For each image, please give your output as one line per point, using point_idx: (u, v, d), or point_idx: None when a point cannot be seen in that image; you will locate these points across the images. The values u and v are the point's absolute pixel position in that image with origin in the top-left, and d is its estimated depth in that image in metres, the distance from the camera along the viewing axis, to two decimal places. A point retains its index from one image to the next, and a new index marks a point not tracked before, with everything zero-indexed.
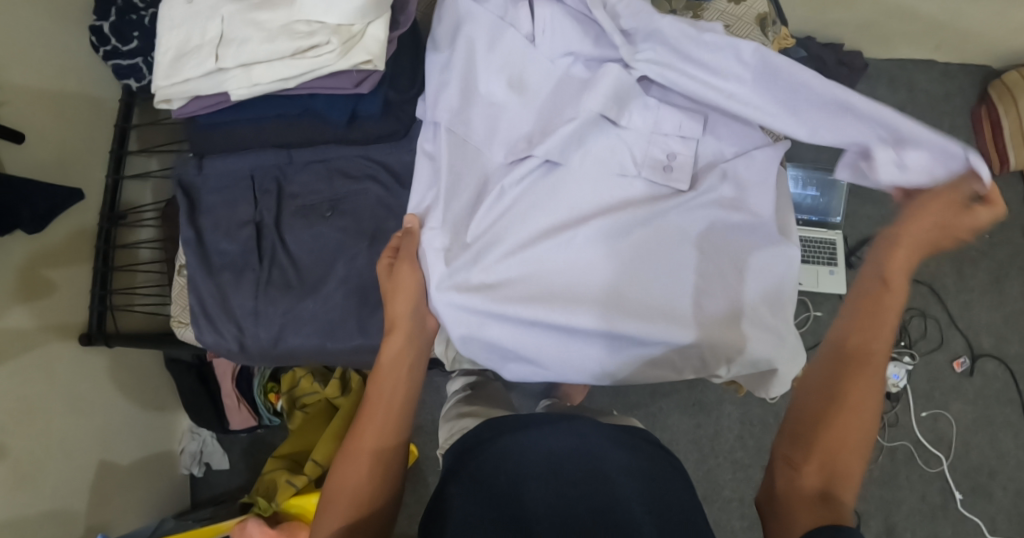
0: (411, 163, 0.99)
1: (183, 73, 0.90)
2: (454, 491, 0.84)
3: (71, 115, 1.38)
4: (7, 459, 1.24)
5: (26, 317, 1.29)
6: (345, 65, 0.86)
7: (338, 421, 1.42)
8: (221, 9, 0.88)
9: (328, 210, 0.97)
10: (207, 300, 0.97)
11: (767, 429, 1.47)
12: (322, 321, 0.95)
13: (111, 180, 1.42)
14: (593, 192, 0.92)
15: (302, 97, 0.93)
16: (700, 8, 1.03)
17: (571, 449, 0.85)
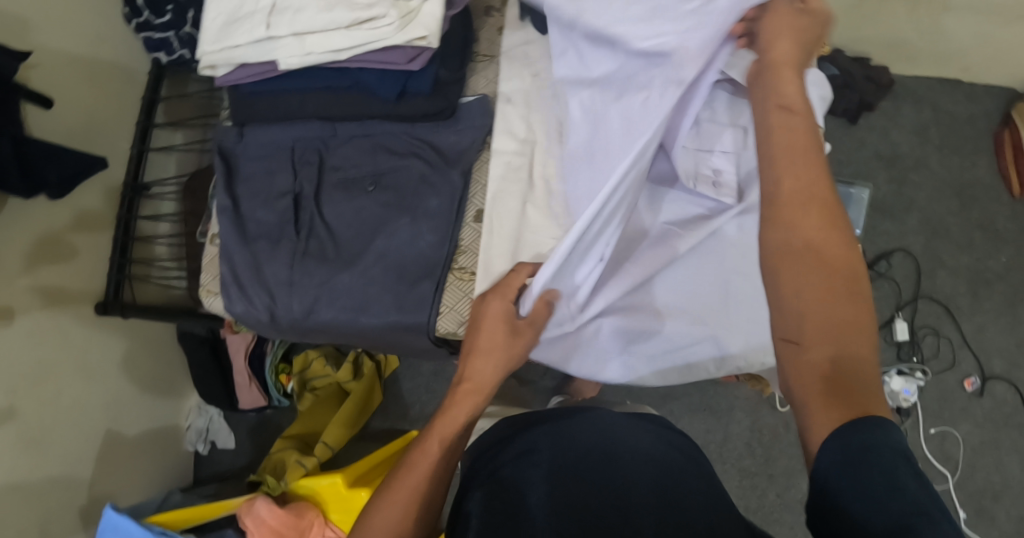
0: (455, 143, 0.98)
1: (233, 39, 0.92)
2: (474, 489, 0.83)
3: (102, 82, 1.37)
4: (16, 421, 1.23)
5: (44, 280, 1.28)
6: (401, 39, 0.88)
7: (351, 403, 1.42)
8: None
9: (370, 185, 0.97)
10: (240, 268, 0.97)
11: (776, 437, 1.47)
12: (356, 296, 0.94)
13: (136, 150, 1.44)
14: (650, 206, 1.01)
15: (352, 70, 0.94)
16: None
17: (590, 445, 0.83)
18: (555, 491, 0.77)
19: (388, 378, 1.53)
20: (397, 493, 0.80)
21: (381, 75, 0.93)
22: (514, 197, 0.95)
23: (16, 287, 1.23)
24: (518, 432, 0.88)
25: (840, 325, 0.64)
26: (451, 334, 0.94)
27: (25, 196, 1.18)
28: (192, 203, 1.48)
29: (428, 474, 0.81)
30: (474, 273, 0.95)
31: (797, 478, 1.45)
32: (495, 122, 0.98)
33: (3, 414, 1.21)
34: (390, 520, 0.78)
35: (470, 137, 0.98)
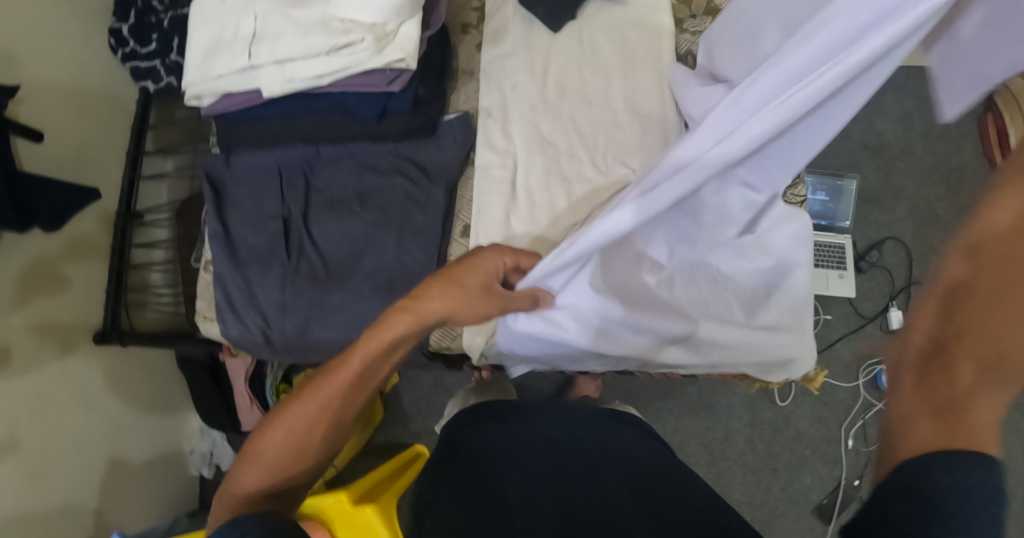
0: (439, 159, 0.99)
1: (216, 69, 0.94)
2: (447, 474, 0.86)
3: (89, 115, 1.39)
4: (19, 454, 1.24)
5: (44, 311, 1.30)
6: (379, 63, 0.89)
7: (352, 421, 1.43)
8: (255, 6, 0.92)
9: (356, 205, 0.98)
10: (233, 292, 0.98)
11: (776, 432, 1.48)
12: (349, 315, 0.95)
13: (127, 178, 1.44)
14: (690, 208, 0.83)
15: (332, 94, 0.96)
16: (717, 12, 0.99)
17: (563, 436, 0.87)
18: (535, 481, 0.81)
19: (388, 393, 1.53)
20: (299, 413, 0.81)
21: (361, 96, 0.95)
22: (496, 209, 0.96)
23: (13, 320, 1.24)
24: (493, 418, 0.92)
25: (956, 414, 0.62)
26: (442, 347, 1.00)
27: (20, 230, 1.20)
28: (185, 228, 1.49)
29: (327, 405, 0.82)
30: None
31: (800, 471, 1.46)
32: (477, 138, 1.00)
33: (7, 446, 1.22)
34: (291, 431, 0.81)
35: (452, 152, 0.99)
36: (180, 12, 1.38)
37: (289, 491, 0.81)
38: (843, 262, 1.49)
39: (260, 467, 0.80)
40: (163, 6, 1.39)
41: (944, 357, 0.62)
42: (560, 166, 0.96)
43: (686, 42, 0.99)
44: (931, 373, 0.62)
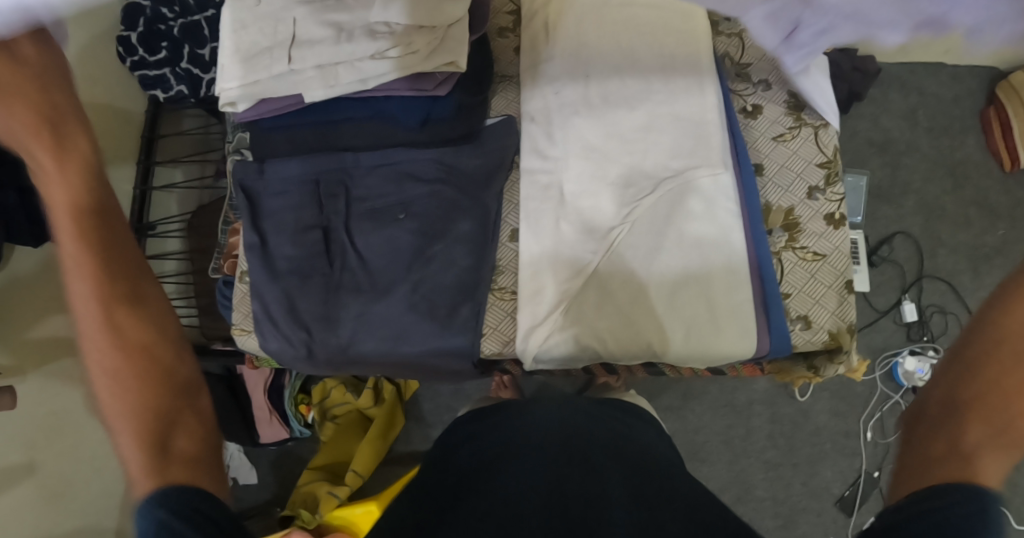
0: (481, 165, 0.98)
1: (253, 75, 0.93)
2: (442, 478, 0.90)
3: (101, 128, 1.37)
4: (37, 475, 1.24)
5: (61, 326, 1.31)
6: (429, 66, 0.92)
7: (374, 429, 1.42)
8: (292, 10, 0.91)
9: (400, 213, 0.97)
10: (272, 306, 0.97)
11: (796, 427, 1.49)
12: (394, 326, 0.95)
13: (140, 190, 1.41)
14: None
15: (376, 100, 0.98)
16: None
17: (561, 432, 0.93)
18: (531, 482, 0.84)
19: (408, 401, 1.52)
20: (104, 362, 0.69)
21: (404, 103, 0.98)
22: (546, 214, 0.96)
23: (29, 340, 1.24)
24: (497, 413, 1.00)
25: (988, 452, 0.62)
26: (496, 354, 0.96)
27: (36, 244, 1.21)
28: (196, 241, 1.47)
29: (111, 333, 0.69)
30: (515, 292, 0.96)
31: (821, 465, 1.47)
32: (521, 143, 1.00)
33: (24, 469, 1.22)
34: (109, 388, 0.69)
35: (491, 157, 0.99)
36: (192, 19, 1.38)
37: (161, 412, 0.69)
38: (857, 258, 1.50)
39: (133, 429, 0.68)
40: (173, 13, 1.38)
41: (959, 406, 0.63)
42: (604, 170, 0.96)
43: (722, 44, 1.06)
44: (954, 422, 0.63)
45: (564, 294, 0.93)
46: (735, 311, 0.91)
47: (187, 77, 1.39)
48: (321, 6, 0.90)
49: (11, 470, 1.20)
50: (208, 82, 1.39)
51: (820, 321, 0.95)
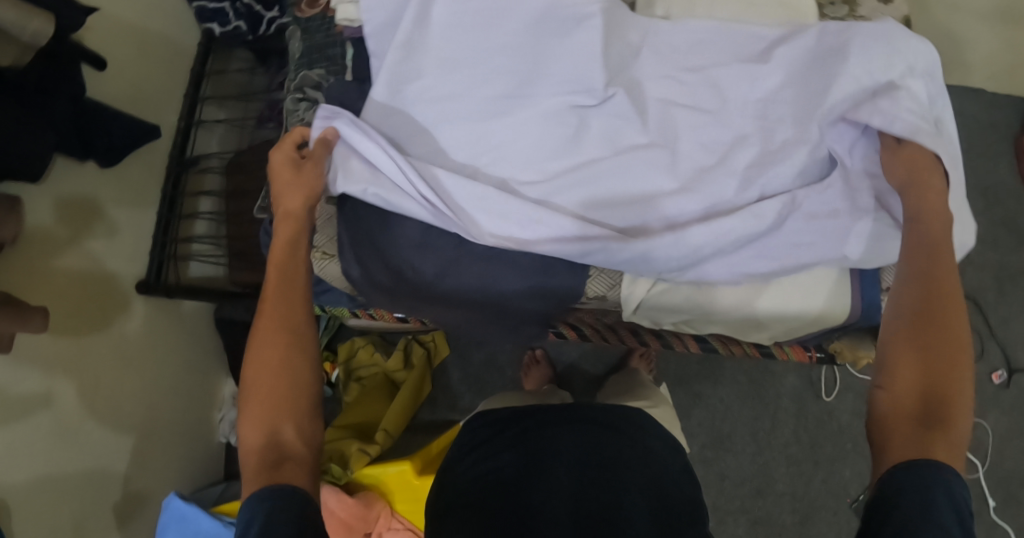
0: (581, 135, 0.85)
1: (426, 75, 0.85)
2: (468, 469, 1.00)
3: (149, 56, 1.32)
4: (52, 409, 1.17)
5: (90, 255, 1.24)
6: (574, 88, 0.84)
7: (406, 391, 1.38)
8: (471, 39, 0.85)
9: (537, 176, 0.85)
10: (359, 232, 0.90)
11: (822, 426, 1.48)
12: (496, 263, 0.86)
13: (183, 124, 1.36)
14: (754, 121, 0.85)
15: (529, 81, 0.85)
16: (853, 3, 0.99)
17: (590, 441, 0.99)
18: (564, 492, 0.92)
19: (436, 367, 1.48)
20: (269, 359, 0.77)
21: (557, 87, 0.84)
22: (635, 186, 0.85)
23: (56, 266, 1.18)
24: (529, 413, 1.07)
25: (947, 376, 0.69)
26: (600, 297, 0.88)
27: (81, 159, 1.18)
28: (234, 182, 1.42)
29: (279, 346, 0.77)
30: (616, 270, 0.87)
31: (840, 465, 1.47)
32: (640, 113, 0.85)
33: (40, 399, 1.15)
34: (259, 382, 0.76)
35: (585, 119, 0.85)
36: None
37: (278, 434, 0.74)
38: None
39: (263, 415, 0.74)
40: None
41: (924, 358, 0.70)
42: (721, 156, 0.85)
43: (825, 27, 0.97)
44: (902, 372, 0.71)
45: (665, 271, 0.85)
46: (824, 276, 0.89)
47: (247, 13, 1.36)
48: (527, 66, 0.85)
49: (28, 400, 1.13)
50: (270, 20, 1.38)
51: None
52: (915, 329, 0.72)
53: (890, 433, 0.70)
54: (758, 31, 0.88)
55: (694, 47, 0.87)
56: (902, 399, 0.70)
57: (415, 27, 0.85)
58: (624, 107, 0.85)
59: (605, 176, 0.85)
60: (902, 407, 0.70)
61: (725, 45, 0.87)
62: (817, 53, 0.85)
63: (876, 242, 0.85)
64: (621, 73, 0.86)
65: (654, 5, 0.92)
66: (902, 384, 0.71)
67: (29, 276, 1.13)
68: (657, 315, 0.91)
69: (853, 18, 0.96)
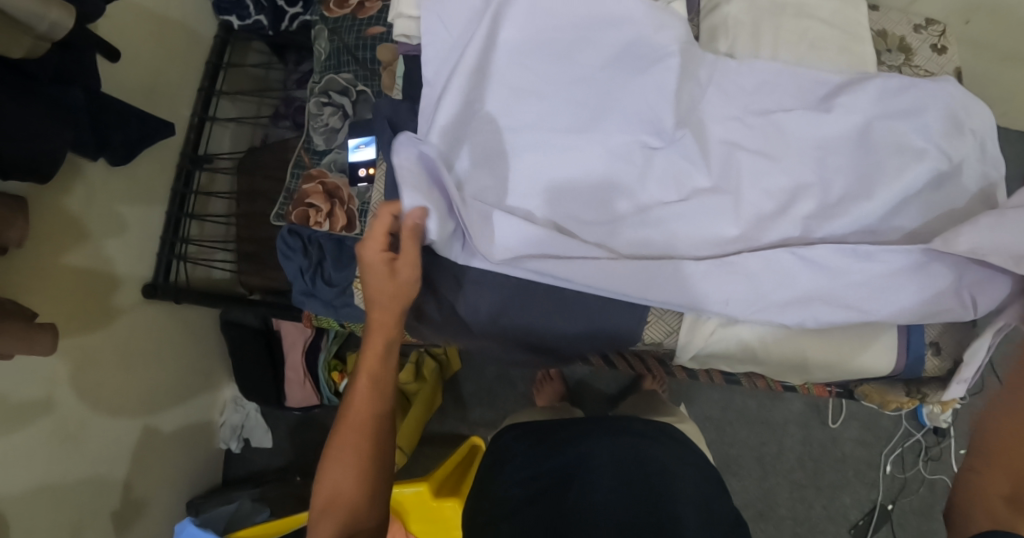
0: (645, 173, 0.83)
1: (488, 102, 0.83)
2: (507, 478, 1.01)
3: (168, 47, 1.26)
4: (53, 415, 1.12)
5: (98, 253, 1.18)
6: (637, 128, 0.83)
7: (417, 406, 1.36)
8: (536, 70, 0.82)
9: (592, 214, 0.83)
10: None
11: (826, 453, 1.50)
12: (557, 302, 0.86)
13: (197, 119, 1.32)
14: (813, 167, 0.84)
15: (597, 117, 0.83)
16: (910, 51, 1.01)
17: (629, 448, 0.98)
18: (610, 501, 0.91)
19: (448, 380, 1.46)
20: (347, 442, 0.83)
21: (624, 124, 0.83)
22: (699, 228, 0.83)
23: (60, 266, 1.11)
24: (569, 423, 1.07)
25: None
26: (655, 343, 0.89)
27: (92, 157, 1.10)
28: (248, 182, 1.36)
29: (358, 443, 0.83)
30: None
31: (842, 491, 1.49)
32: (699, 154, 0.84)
33: (41, 406, 1.10)
34: (341, 473, 0.83)
35: (648, 155, 0.83)
36: None
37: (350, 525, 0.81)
38: None
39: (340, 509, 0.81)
40: None
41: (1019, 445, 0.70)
42: (784, 202, 0.84)
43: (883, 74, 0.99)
44: (994, 455, 0.71)
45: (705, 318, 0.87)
46: (881, 332, 0.88)
47: (269, 7, 1.29)
48: (592, 101, 0.83)
49: (28, 407, 1.07)
50: (292, 16, 1.32)
51: (950, 352, 0.93)
52: (1011, 414, 0.71)
53: (974, 512, 0.71)
54: (823, 77, 0.86)
55: (759, 89, 0.85)
56: (993, 481, 0.71)
57: (482, 52, 0.82)
58: (689, 149, 0.83)
59: (666, 221, 0.83)
60: (990, 490, 0.70)
61: (790, 89, 0.86)
62: (876, 106, 0.84)
63: (947, 304, 0.81)
64: (688, 116, 0.84)
65: (718, 40, 0.95)
66: (995, 468, 0.71)
67: (33, 277, 1.07)
68: (712, 354, 0.90)
69: (909, 70, 0.99)
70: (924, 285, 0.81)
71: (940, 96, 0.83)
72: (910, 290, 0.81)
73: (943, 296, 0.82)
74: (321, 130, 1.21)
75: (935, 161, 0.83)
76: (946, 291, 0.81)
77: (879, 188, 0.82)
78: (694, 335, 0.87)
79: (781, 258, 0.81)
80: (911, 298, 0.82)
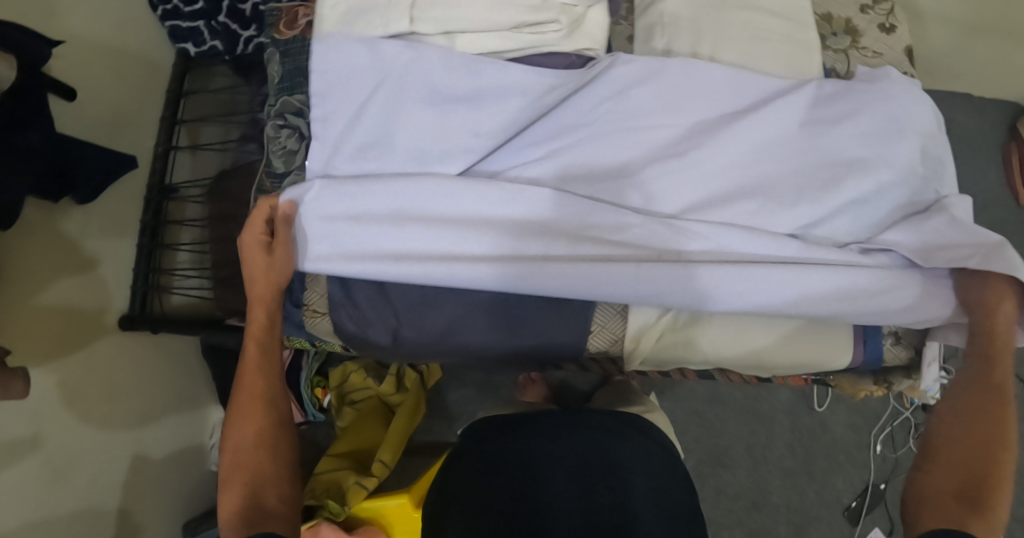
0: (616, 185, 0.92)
1: (445, 126, 0.90)
2: (461, 472, 1.00)
3: (126, 79, 1.28)
4: (41, 451, 1.13)
5: (72, 290, 1.20)
6: (588, 148, 0.92)
7: (400, 417, 1.36)
8: (486, 98, 0.90)
9: (540, 228, 0.90)
10: (358, 294, 0.93)
11: (815, 438, 1.50)
12: (500, 321, 0.91)
13: (162, 149, 1.34)
14: (746, 164, 0.92)
15: (556, 140, 0.93)
16: (856, 33, 1.01)
17: (592, 448, 0.99)
18: (569, 504, 0.93)
19: (431, 389, 1.47)
20: (244, 411, 0.93)
21: (588, 143, 0.92)
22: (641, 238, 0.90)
23: (35, 307, 1.13)
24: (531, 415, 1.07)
25: (972, 468, 0.88)
26: (601, 352, 0.94)
27: (54, 199, 1.11)
28: (219, 207, 1.37)
29: (255, 412, 0.93)
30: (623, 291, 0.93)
31: (834, 475, 1.48)
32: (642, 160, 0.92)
33: (28, 443, 1.11)
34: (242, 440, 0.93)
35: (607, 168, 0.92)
36: None
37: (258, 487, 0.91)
38: None
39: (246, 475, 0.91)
40: None
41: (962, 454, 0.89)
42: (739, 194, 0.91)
43: (829, 59, 0.99)
44: (931, 457, 0.91)
45: (655, 321, 0.92)
46: (826, 328, 0.93)
47: (224, 33, 1.34)
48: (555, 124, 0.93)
49: (14, 446, 1.09)
50: (247, 39, 1.35)
51: (911, 339, 0.97)
52: (958, 429, 0.90)
53: (927, 506, 0.88)
54: (750, 80, 0.92)
55: (689, 93, 0.93)
56: (938, 480, 0.89)
57: (434, 87, 0.90)
58: (630, 157, 0.93)
59: (631, 233, 0.90)
60: (941, 489, 0.88)
61: (720, 93, 0.93)
62: (808, 109, 0.93)
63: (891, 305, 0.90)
64: (616, 136, 0.92)
65: (654, 38, 0.97)
66: (940, 470, 0.90)
67: (9, 318, 1.08)
68: (659, 360, 0.96)
69: (854, 55, 0.99)
70: (872, 286, 0.89)
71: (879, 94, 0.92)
72: (855, 288, 0.89)
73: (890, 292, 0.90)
74: (280, 152, 1.19)
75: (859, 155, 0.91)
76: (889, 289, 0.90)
77: (825, 189, 0.91)
78: (641, 342, 0.93)
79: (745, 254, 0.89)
80: (861, 292, 0.89)
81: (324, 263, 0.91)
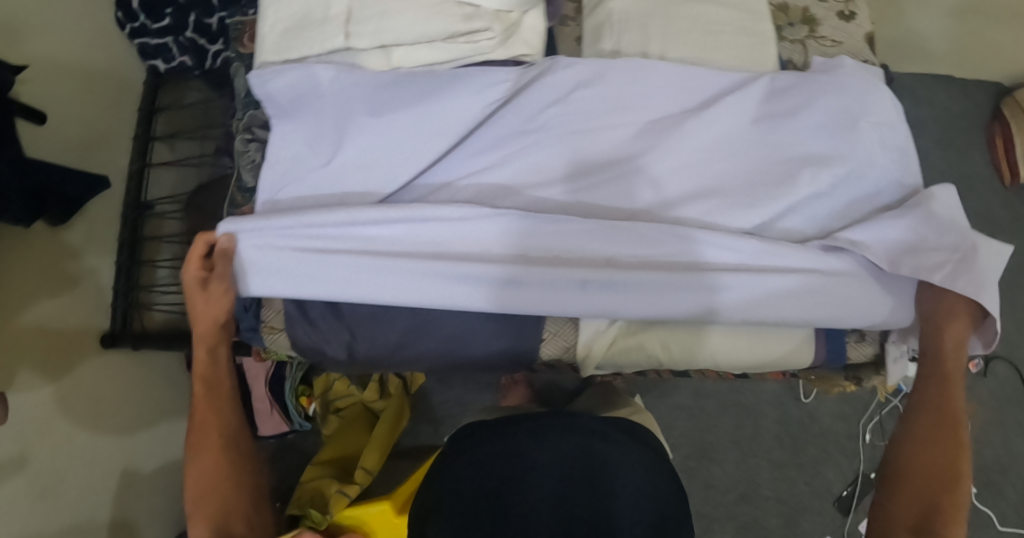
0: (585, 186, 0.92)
1: (393, 135, 0.91)
2: (449, 476, 0.94)
3: (97, 99, 1.29)
4: (26, 470, 1.14)
5: (51, 310, 1.21)
6: (540, 150, 0.93)
7: (382, 424, 1.37)
8: (433, 108, 0.91)
9: (504, 239, 0.89)
10: (311, 307, 0.93)
11: (802, 429, 1.49)
12: (457, 330, 0.92)
13: (137, 167, 1.35)
14: (699, 161, 0.92)
15: (517, 145, 0.93)
16: (814, 22, 1.02)
17: (581, 453, 0.94)
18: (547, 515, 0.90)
19: (415, 393, 1.48)
20: (201, 443, 0.94)
21: (539, 149, 0.93)
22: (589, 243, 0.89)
23: (14, 328, 1.14)
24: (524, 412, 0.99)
25: (934, 494, 0.89)
26: (555, 359, 0.94)
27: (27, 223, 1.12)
28: (196, 221, 1.39)
29: (212, 443, 0.94)
30: None
31: (823, 465, 1.48)
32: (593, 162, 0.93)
33: (12, 463, 1.12)
34: (201, 471, 0.93)
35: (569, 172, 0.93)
36: None
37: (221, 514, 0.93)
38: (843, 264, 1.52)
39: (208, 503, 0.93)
40: None
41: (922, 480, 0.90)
42: (703, 193, 0.92)
43: (786, 50, 1.00)
44: (894, 485, 0.92)
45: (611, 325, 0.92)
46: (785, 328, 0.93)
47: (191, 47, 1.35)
48: (518, 130, 0.93)
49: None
50: (214, 53, 1.36)
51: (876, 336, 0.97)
52: (917, 453, 0.91)
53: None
54: (701, 76, 0.94)
55: (637, 89, 0.93)
56: (903, 511, 0.90)
57: (392, 97, 0.91)
58: (582, 160, 0.93)
59: (601, 241, 0.89)
60: (902, 519, 0.89)
61: (672, 91, 0.94)
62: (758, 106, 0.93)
63: (852, 306, 0.90)
64: (569, 141, 0.93)
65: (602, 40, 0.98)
66: (904, 499, 0.90)
67: None
68: (613, 365, 0.96)
69: (811, 43, 1.00)
70: (832, 291, 0.89)
71: (834, 88, 0.93)
72: (815, 289, 0.89)
73: (853, 288, 0.90)
74: (249, 166, 1.19)
75: (806, 148, 0.93)
76: (852, 288, 0.90)
77: (781, 184, 0.91)
78: (593, 347, 0.93)
79: (720, 255, 0.89)
80: (837, 290, 0.89)
81: (272, 287, 0.90)
